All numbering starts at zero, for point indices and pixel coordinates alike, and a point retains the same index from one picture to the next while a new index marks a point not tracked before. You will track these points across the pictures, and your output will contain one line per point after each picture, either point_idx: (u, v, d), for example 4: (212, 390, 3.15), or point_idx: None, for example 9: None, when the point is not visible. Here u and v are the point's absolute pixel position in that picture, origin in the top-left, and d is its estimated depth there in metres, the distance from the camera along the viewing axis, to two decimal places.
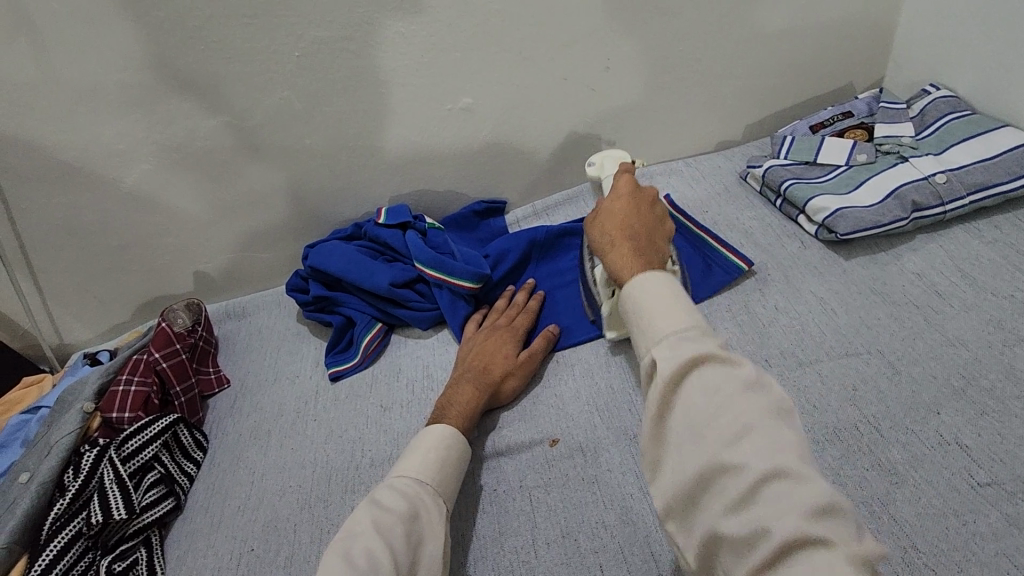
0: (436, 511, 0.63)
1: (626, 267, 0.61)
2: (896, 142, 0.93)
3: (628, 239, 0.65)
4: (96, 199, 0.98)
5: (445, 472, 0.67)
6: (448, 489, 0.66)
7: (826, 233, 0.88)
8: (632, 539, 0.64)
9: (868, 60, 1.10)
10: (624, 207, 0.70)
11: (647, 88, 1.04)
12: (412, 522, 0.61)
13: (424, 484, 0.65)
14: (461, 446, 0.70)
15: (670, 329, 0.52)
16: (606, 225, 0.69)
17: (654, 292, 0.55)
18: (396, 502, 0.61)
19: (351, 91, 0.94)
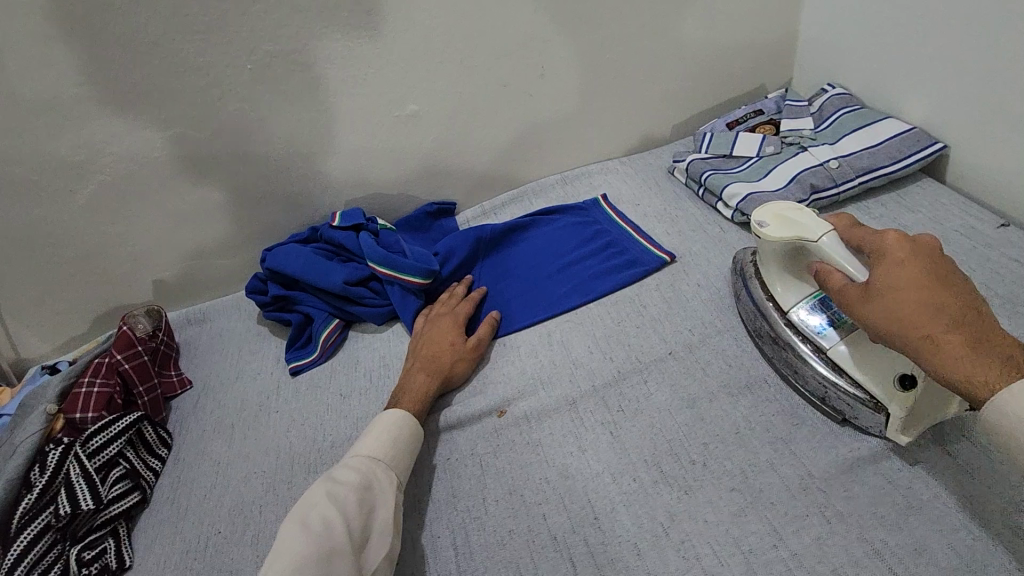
0: (389, 482, 0.69)
1: (981, 377, 0.52)
2: (797, 135, 1.05)
3: (950, 328, 0.54)
4: (53, 212, 1.01)
5: (399, 449, 0.72)
6: (400, 464, 0.72)
7: (740, 216, 0.99)
8: (570, 489, 0.71)
9: (776, 64, 1.22)
10: (919, 277, 0.57)
11: (581, 93, 1.13)
12: (365, 492, 0.66)
13: (378, 460, 0.70)
14: (413, 424, 0.76)
15: None
16: (904, 311, 0.56)
17: None
18: (351, 475, 0.67)
19: (303, 100, 1.00)
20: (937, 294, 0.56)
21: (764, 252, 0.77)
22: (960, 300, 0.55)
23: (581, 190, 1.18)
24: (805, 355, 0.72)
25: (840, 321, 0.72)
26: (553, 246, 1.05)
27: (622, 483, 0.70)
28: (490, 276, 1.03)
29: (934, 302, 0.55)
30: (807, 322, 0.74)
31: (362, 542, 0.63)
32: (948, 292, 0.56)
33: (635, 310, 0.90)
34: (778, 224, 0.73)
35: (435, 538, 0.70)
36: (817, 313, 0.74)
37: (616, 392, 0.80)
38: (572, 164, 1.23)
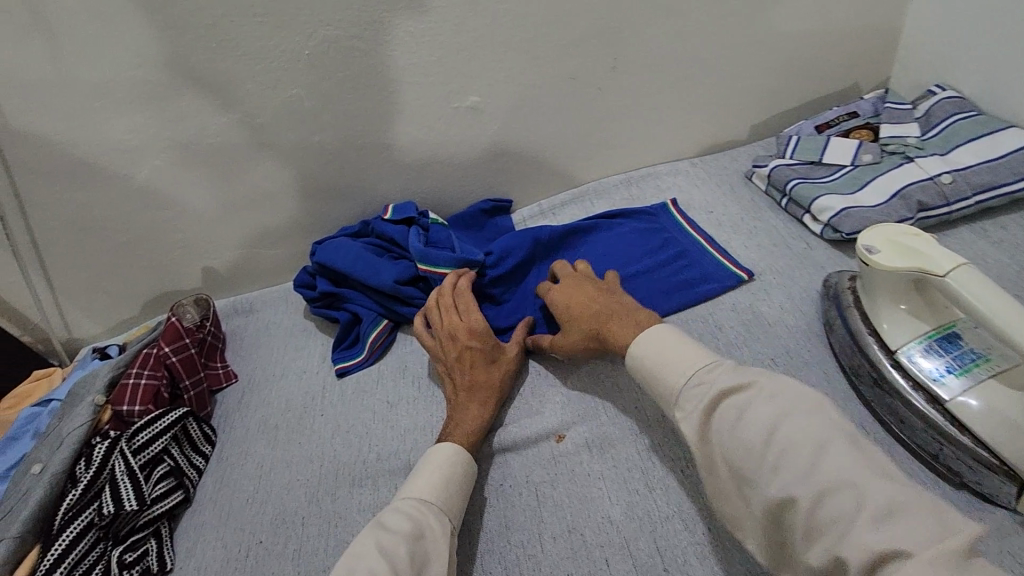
0: (441, 528, 0.62)
1: (625, 336, 0.71)
2: (901, 143, 0.94)
3: (603, 313, 0.77)
4: (107, 195, 0.99)
5: (455, 492, 0.66)
6: (453, 511, 0.65)
7: (832, 233, 0.90)
8: (637, 533, 0.65)
9: (875, 61, 1.11)
10: (576, 295, 0.81)
11: (654, 88, 1.04)
12: (417, 541, 0.59)
13: (431, 505, 0.64)
14: (466, 462, 0.70)
15: (687, 378, 0.61)
16: (574, 315, 0.79)
17: (661, 343, 0.67)
18: (400, 523, 0.60)
19: (360, 89, 0.95)
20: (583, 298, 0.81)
21: (871, 282, 0.73)
22: (608, 300, 0.78)
23: (648, 193, 1.10)
24: (910, 402, 0.67)
25: (962, 368, 0.66)
26: (616, 252, 0.97)
27: (696, 532, 0.64)
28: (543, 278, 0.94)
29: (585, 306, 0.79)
30: (927, 369, 0.68)
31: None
32: (597, 294, 0.80)
33: (710, 332, 0.83)
34: (890, 250, 0.70)
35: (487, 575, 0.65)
36: (932, 358, 0.68)
37: None
38: (638, 163, 1.14)
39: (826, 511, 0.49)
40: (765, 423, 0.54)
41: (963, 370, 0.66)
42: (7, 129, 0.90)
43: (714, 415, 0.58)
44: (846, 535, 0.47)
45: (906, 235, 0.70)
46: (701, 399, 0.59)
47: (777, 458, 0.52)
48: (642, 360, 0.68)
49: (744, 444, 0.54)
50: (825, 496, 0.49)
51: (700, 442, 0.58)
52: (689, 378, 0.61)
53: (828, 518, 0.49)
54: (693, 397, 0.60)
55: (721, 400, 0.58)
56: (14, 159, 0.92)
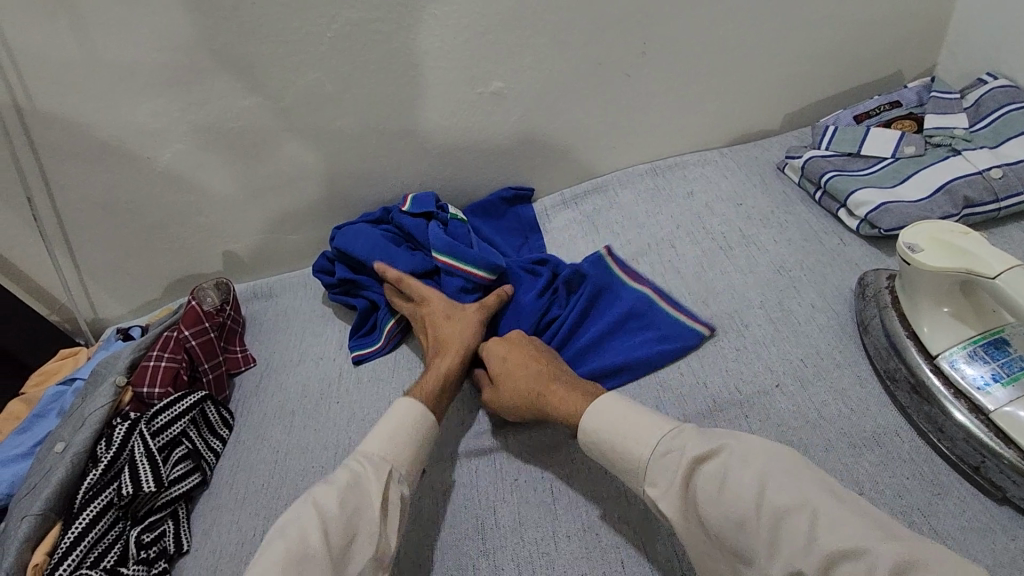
0: (377, 477, 0.63)
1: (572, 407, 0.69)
2: (948, 134, 0.90)
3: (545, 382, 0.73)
4: (131, 178, 0.99)
5: (399, 443, 0.66)
6: (400, 457, 0.66)
7: (868, 228, 0.86)
8: (654, 535, 0.64)
9: (920, 48, 1.05)
10: (515, 362, 0.76)
11: (685, 75, 1.00)
12: (350, 492, 0.61)
13: (371, 456, 0.65)
14: (413, 411, 0.69)
15: (650, 451, 0.60)
16: (516, 387, 0.73)
17: (612, 415, 0.65)
18: (337, 475, 0.63)
19: (383, 73, 0.93)
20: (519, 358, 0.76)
21: (911, 284, 0.69)
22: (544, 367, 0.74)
23: (674, 183, 1.06)
24: (951, 411, 0.63)
25: (1007, 377, 0.63)
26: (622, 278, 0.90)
27: None
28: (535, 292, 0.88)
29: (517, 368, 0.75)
30: (972, 376, 0.65)
31: (344, 549, 0.58)
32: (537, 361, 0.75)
33: (736, 330, 0.80)
34: (934, 248, 0.67)
35: (499, 571, 0.64)
36: (976, 365, 0.65)
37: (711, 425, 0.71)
38: (665, 152, 1.11)
39: (837, 575, 0.48)
40: (745, 480, 0.54)
41: (1007, 379, 0.63)
42: (34, 110, 0.90)
43: (690, 484, 0.57)
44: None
45: (953, 233, 0.67)
46: (673, 472, 0.58)
47: (773, 525, 0.51)
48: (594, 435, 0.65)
49: (730, 514, 0.53)
50: (789, 515, 0.51)
51: (684, 522, 0.57)
52: (650, 449, 0.60)
53: (790, 538, 0.50)
54: (663, 470, 0.59)
55: (695, 469, 0.57)
56: (41, 140, 0.93)
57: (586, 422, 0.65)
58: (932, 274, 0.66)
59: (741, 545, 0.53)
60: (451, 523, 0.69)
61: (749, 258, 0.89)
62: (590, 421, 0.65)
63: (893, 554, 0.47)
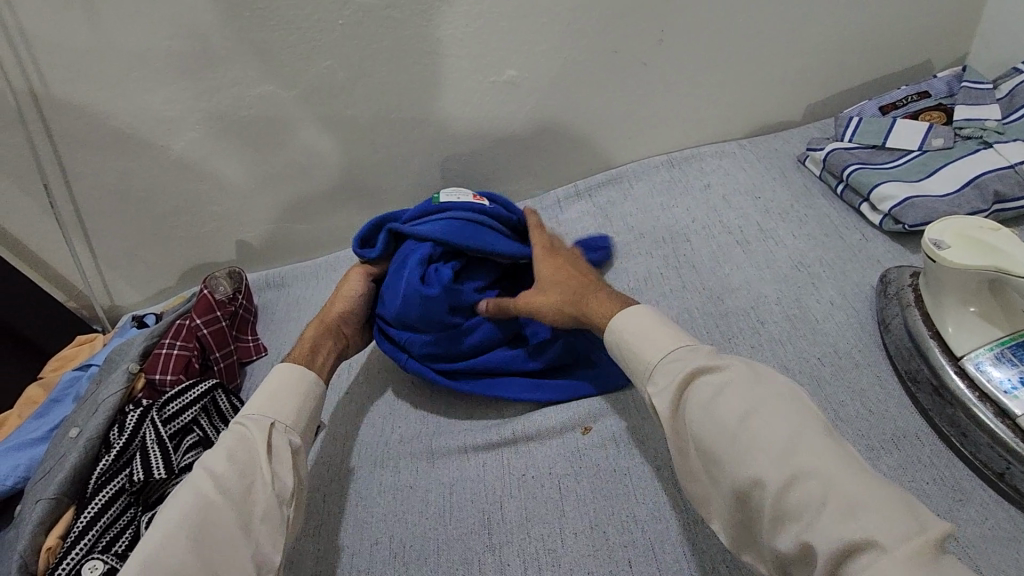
0: (259, 429, 0.63)
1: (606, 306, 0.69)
2: (979, 126, 0.86)
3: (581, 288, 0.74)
4: (145, 166, 1.00)
5: (280, 397, 0.66)
6: (283, 411, 0.66)
7: (892, 223, 0.84)
8: (662, 535, 0.62)
9: (952, 35, 1.01)
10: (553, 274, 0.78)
11: (704, 63, 0.97)
12: (236, 448, 0.61)
13: (249, 415, 0.65)
14: (292, 370, 0.69)
15: (664, 352, 0.59)
16: (555, 292, 0.75)
17: (635, 322, 0.63)
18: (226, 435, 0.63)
19: (395, 61, 0.92)
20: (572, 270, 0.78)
21: (937, 280, 0.67)
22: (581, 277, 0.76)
23: (691, 175, 1.04)
24: (977, 415, 0.61)
25: None
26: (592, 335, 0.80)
27: None
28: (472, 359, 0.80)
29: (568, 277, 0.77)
30: (1001, 380, 0.62)
31: (241, 496, 0.58)
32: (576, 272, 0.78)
33: (751, 326, 0.78)
34: (962, 246, 0.64)
35: (504, 566, 0.63)
36: (1003, 367, 0.63)
37: None
38: (682, 143, 1.08)
39: (795, 496, 0.46)
40: (740, 405, 0.51)
41: None
42: (49, 97, 0.91)
43: (686, 389, 0.55)
44: (814, 522, 0.45)
45: (983, 231, 0.64)
46: (675, 378, 0.56)
47: (748, 448, 0.49)
48: (618, 337, 0.64)
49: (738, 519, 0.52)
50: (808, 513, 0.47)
51: (673, 421, 0.56)
52: (675, 348, 0.59)
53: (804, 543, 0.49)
54: (666, 374, 0.58)
55: (692, 381, 0.55)
56: (57, 128, 0.94)
57: (613, 322, 0.65)
58: (960, 272, 0.63)
59: (715, 455, 0.51)
60: (458, 517, 0.69)
61: (767, 253, 0.87)
62: (618, 322, 0.64)
63: (861, 494, 0.45)
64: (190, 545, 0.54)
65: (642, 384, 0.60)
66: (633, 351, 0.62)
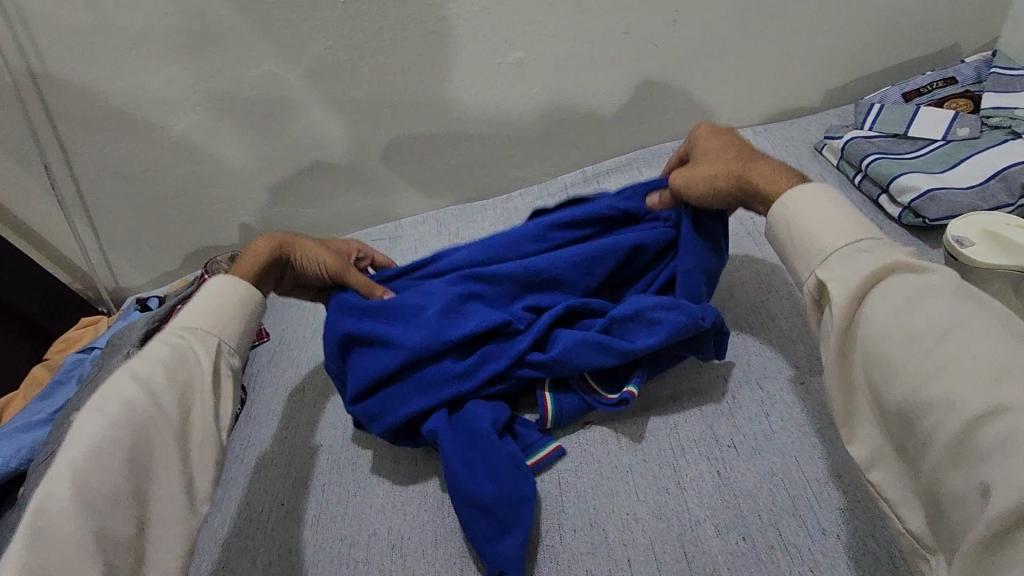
0: (206, 351, 0.61)
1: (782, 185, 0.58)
2: (1008, 115, 0.83)
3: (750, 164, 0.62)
4: (146, 147, 0.98)
5: (227, 315, 0.64)
6: (228, 329, 0.64)
7: (912, 217, 0.80)
8: (661, 533, 0.61)
9: (982, 20, 0.97)
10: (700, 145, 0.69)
11: (720, 45, 0.94)
12: (176, 367, 0.58)
13: (192, 329, 0.62)
14: (244, 290, 0.66)
15: (843, 242, 0.51)
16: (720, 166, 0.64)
17: (814, 201, 0.54)
18: (154, 348, 0.59)
19: (399, 41, 0.89)
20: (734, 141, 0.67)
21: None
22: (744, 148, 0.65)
23: None
24: None
25: None
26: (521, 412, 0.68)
27: (729, 541, 0.59)
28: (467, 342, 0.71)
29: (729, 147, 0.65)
30: None
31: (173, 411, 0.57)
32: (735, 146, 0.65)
33: (762, 323, 0.76)
34: (986, 244, 0.62)
35: None
36: None
37: (730, 423, 0.68)
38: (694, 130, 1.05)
39: (982, 440, 0.39)
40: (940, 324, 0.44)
41: None
42: (48, 77, 0.89)
43: (868, 295, 0.48)
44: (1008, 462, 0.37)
45: (1008, 228, 0.62)
46: (860, 264, 0.49)
47: (938, 361, 0.42)
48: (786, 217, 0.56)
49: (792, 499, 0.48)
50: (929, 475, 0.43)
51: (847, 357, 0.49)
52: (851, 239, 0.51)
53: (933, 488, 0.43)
54: (846, 263, 0.50)
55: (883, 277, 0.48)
56: (57, 108, 0.93)
57: (787, 197, 0.56)
58: (980, 272, 0.60)
59: (875, 358, 0.46)
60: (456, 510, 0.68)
61: None
62: (796, 198, 0.55)
63: None
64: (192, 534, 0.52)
65: (808, 266, 0.53)
66: (804, 226, 0.54)
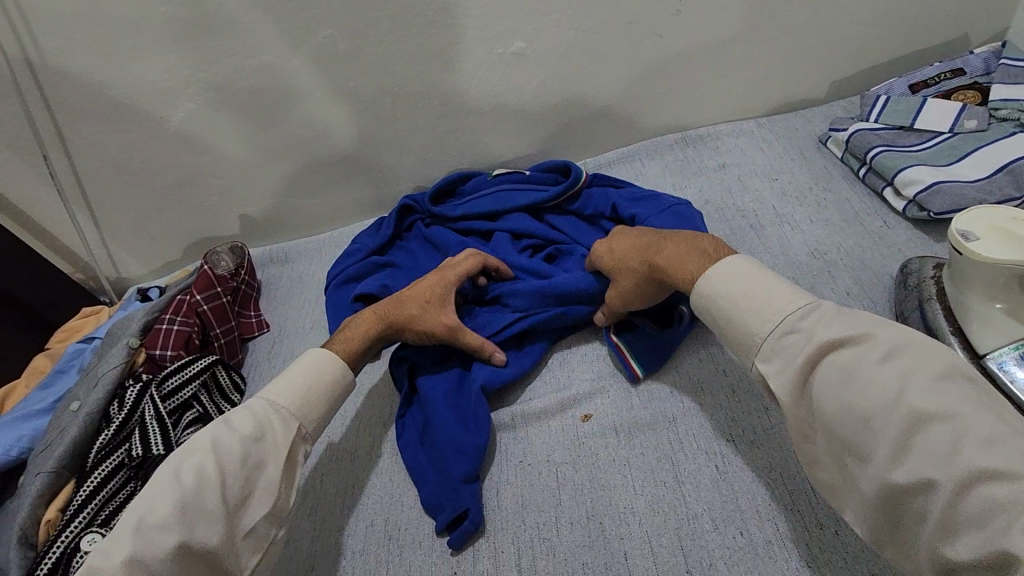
0: (287, 433, 0.61)
1: (691, 269, 0.61)
2: (1016, 107, 0.82)
3: (657, 257, 0.65)
4: (145, 137, 0.98)
5: (316, 400, 0.64)
6: (311, 416, 0.64)
7: (917, 210, 0.79)
8: (659, 526, 0.61)
9: (992, 9, 0.95)
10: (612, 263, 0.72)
11: (723, 36, 0.92)
12: (255, 445, 0.58)
13: (280, 407, 0.62)
14: (338, 371, 0.67)
15: (778, 318, 0.52)
16: (626, 274, 0.69)
17: (738, 272, 0.57)
18: (242, 424, 0.59)
19: (398, 31, 0.88)
20: (631, 243, 0.70)
21: (960, 274, 0.63)
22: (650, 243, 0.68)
23: (704, 155, 1.00)
24: None
25: None
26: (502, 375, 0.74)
27: (726, 535, 0.59)
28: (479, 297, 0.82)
29: (630, 253, 0.69)
30: None
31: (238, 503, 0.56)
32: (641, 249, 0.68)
33: None
34: (991, 238, 0.61)
35: (499, 553, 0.63)
36: None
37: (729, 416, 0.68)
38: (697, 122, 1.04)
39: None
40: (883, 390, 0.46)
41: None
42: (46, 66, 0.89)
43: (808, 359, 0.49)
44: None
45: (1012, 223, 0.61)
46: (796, 351, 0.50)
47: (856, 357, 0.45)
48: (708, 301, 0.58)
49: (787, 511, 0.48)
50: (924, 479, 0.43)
51: (782, 384, 0.52)
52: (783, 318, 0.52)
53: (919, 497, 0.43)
54: (780, 353, 0.51)
55: (827, 352, 0.49)
56: (55, 98, 0.92)
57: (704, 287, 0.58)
58: (984, 266, 0.60)
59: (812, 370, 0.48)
60: None
61: (782, 239, 0.83)
62: (715, 279, 0.57)
63: None
64: (187, 525, 0.52)
65: (749, 358, 0.54)
66: (732, 301, 0.56)
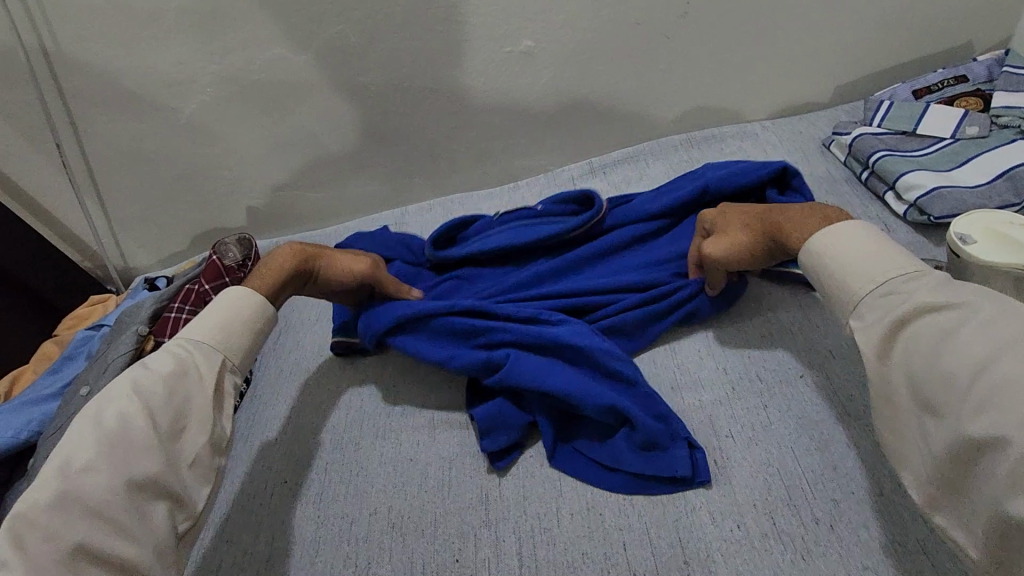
0: (208, 366, 0.62)
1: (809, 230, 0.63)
2: (1018, 114, 0.83)
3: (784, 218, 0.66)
4: (156, 128, 0.99)
5: (232, 334, 0.65)
6: (233, 351, 0.65)
7: (917, 215, 0.80)
8: (671, 496, 0.64)
9: (997, 17, 0.96)
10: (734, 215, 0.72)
11: (730, 39, 0.93)
12: (178, 378, 0.60)
13: (197, 344, 0.63)
14: (252, 307, 0.67)
15: (881, 290, 0.53)
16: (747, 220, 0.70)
17: (849, 238, 0.58)
18: (162, 360, 0.60)
19: (410, 27, 0.89)
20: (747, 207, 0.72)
21: (958, 276, 0.64)
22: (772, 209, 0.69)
23: (710, 157, 1.01)
24: None
25: None
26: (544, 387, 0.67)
27: (724, 529, 0.60)
28: (508, 298, 0.80)
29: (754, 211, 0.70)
30: None
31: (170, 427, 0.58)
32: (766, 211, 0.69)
33: (762, 316, 0.77)
34: (989, 242, 0.62)
35: (500, 542, 0.64)
36: None
37: (728, 413, 0.69)
38: (701, 123, 1.05)
39: None
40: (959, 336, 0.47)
41: None
42: (60, 56, 0.90)
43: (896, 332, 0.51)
44: None
45: (1011, 227, 0.62)
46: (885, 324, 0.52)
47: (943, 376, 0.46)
48: (828, 252, 0.58)
49: None
50: None
51: None
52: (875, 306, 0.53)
53: None
54: (883, 332, 0.52)
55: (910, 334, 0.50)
56: (69, 87, 0.93)
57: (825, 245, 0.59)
58: (982, 270, 0.61)
59: None
60: (456, 491, 0.69)
61: None
62: (833, 243, 0.58)
63: None
64: None
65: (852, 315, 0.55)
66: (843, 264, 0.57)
